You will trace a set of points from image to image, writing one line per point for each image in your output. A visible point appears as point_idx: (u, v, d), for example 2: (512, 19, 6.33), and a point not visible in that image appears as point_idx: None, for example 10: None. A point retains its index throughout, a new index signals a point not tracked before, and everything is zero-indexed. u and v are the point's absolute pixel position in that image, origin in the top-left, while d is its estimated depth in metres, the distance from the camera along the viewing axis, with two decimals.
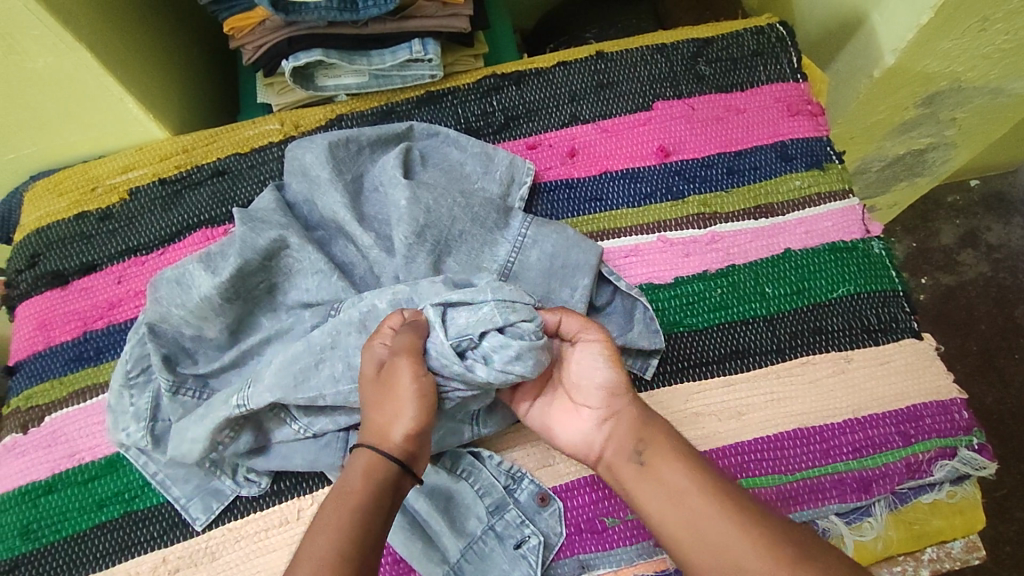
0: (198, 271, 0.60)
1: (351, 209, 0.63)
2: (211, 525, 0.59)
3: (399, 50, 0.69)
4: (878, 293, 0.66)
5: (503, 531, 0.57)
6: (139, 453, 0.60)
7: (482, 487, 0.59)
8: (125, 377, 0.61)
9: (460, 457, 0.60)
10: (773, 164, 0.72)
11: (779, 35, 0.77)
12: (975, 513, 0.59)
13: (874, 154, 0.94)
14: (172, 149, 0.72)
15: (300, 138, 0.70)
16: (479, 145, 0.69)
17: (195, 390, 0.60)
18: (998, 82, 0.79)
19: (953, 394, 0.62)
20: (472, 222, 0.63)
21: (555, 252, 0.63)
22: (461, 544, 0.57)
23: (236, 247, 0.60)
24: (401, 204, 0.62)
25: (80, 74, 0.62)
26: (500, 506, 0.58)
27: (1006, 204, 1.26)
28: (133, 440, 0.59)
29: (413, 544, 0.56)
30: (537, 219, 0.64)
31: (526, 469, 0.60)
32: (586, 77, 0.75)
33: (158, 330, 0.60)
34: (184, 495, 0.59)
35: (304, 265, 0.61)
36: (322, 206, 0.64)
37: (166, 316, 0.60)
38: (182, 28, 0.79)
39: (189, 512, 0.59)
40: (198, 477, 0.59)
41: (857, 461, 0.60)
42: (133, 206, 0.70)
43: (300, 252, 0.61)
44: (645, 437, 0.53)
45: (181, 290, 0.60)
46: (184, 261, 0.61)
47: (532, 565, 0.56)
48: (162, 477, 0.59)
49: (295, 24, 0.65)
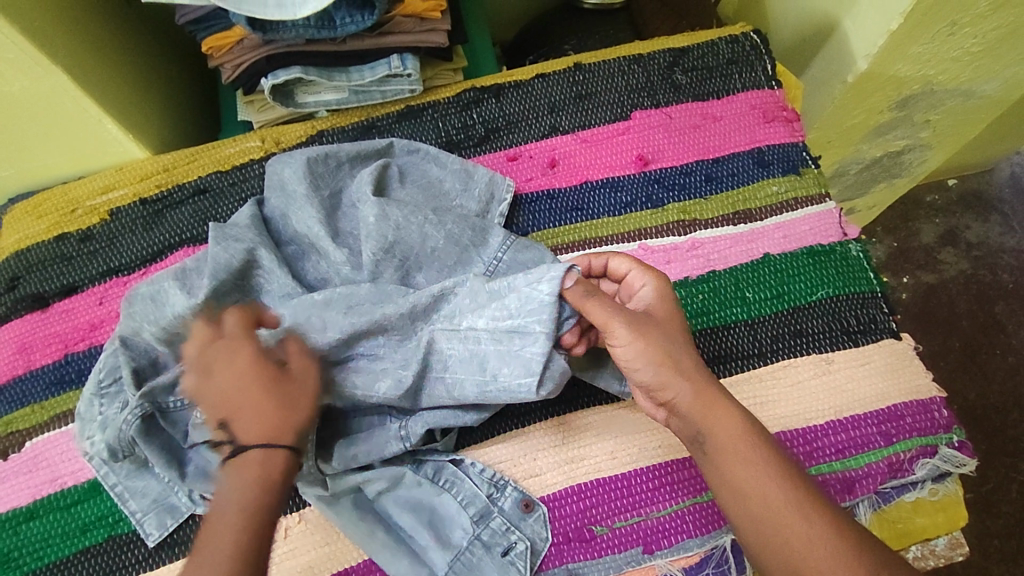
0: (172, 288, 0.60)
1: (326, 225, 0.64)
2: (163, 542, 0.59)
3: (378, 65, 0.70)
4: (857, 294, 0.67)
5: (489, 540, 0.57)
6: (102, 463, 0.59)
7: (466, 498, 0.59)
8: (97, 386, 0.60)
9: (443, 466, 0.60)
10: (750, 170, 0.73)
11: (753, 43, 0.78)
12: (958, 510, 0.60)
13: (851, 157, 0.96)
14: (153, 168, 0.72)
15: (279, 154, 0.70)
16: (458, 162, 0.69)
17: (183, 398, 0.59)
18: (969, 84, 0.80)
19: (932, 393, 0.63)
20: (447, 240, 0.64)
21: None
22: (449, 555, 0.57)
23: (208, 265, 0.60)
24: (372, 219, 0.62)
25: (58, 97, 0.62)
26: (484, 514, 0.58)
27: (983, 203, 1.28)
28: (97, 449, 0.58)
29: (400, 560, 0.56)
30: (515, 243, 0.64)
31: (509, 478, 0.60)
32: (565, 88, 0.76)
33: (130, 343, 0.60)
34: (140, 510, 0.59)
35: (272, 282, 0.62)
36: (297, 222, 0.64)
37: (138, 330, 0.60)
38: (160, 47, 0.79)
39: (146, 528, 0.58)
40: (156, 492, 0.59)
41: (841, 461, 0.60)
42: (114, 226, 0.70)
43: (269, 269, 0.62)
44: (722, 418, 0.52)
45: (155, 306, 0.60)
46: (159, 276, 0.62)
47: (521, 570, 0.56)
48: (121, 489, 0.59)
49: (274, 43, 0.65)
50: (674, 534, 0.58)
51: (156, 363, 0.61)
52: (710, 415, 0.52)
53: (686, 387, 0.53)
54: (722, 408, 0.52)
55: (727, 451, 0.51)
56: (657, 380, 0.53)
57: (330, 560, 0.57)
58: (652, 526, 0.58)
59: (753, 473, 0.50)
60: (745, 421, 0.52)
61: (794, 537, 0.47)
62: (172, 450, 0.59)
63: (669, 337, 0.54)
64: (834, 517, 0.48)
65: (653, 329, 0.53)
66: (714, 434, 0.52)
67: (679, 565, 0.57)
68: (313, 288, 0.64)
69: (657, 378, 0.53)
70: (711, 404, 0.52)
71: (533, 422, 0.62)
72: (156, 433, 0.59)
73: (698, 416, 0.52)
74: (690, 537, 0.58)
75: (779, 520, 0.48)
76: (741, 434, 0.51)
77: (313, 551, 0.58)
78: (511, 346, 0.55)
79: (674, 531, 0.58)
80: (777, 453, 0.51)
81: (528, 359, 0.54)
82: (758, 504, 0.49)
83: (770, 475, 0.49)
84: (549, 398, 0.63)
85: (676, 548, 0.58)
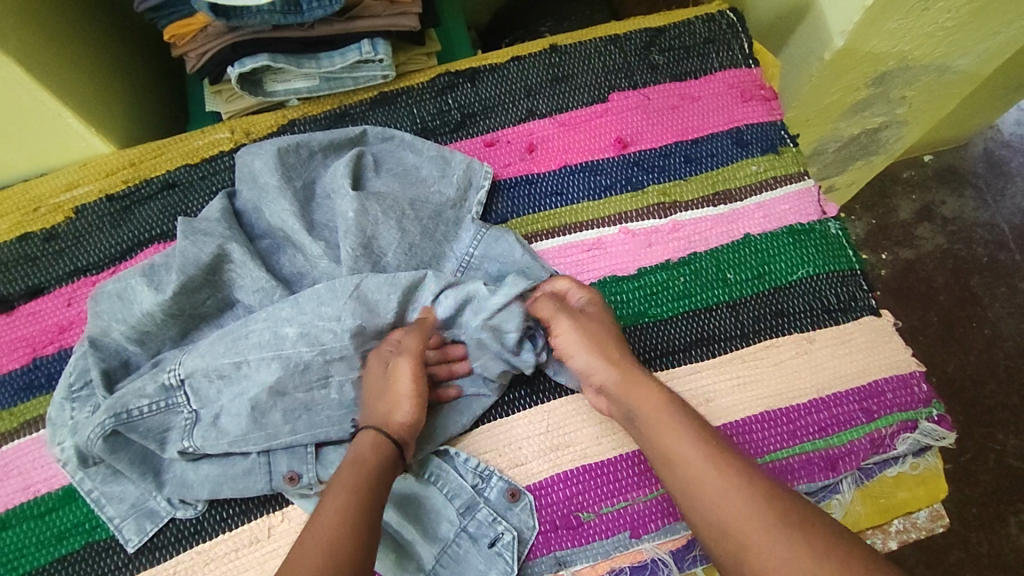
0: (139, 285, 0.60)
1: (300, 217, 0.63)
2: (144, 547, 0.57)
3: (349, 51, 0.67)
4: (837, 272, 0.67)
5: (476, 532, 0.57)
6: (77, 469, 0.58)
7: (452, 491, 0.58)
8: (68, 390, 0.59)
9: (427, 459, 0.59)
10: (729, 150, 0.72)
11: (729, 21, 0.77)
12: (938, 483, 0.61)
13: (830, 135, 0.96)
14: (118, 163, 0.70)
15: (248, 144, 0.68)
16: (434, 148, 0.68)
17: (160, 399, 0.57)
18: (943, 59, 0.80)
19: (912, 368, 0.64)
20: (422, 234, 0.64)
21: (500, 274, 0.65)
22: (435, 550, 0.56)
23: (176, 260, 0.59)
24: (351, 214, 0.62)
25: (13, 91, 0.59)
26: (470, 506, 0.58)
27: (958, 177, 1.30)
28: (67, 455, 0.57)
29: (387, 556, 0.55)
30: (487, 236, 0.65)
31: (495, 467, 0.59)
32: (541, 71, 0.75)
33: (100, 343, 0.59)
34: (118, 515, 0.57)
35: (245, 277, 0.61)
36: (271, 214, 0.63)
37: (106, 329, 0.59)
38: (118, 36, 0.76)
39: (124, 534, 0.57)
40: (135, 496, 0.58)
41: (824, 439, 0.61)
42: (80, 224, 0.68)
43: (241, 264, 0.60)
44: (640, 397, 0.55)
45: (122, 304, 0.60)
46: (126, 273, 0.61)
47: (508, 561, 0.56)
48: (97, 494, 0.58)
49: (239, 30, 0.63)
50: (661, 518, 0.58)
51: (128, 363, 0.60)
52: (632, 393, 0.55)
53: (612, 372, 0.57)
54: (642, 389, 0.56)
55: (649, 424, 0.54)
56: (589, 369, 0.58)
57: None
58: (639, 511, 0.58)
59: (681, 447, 0.52)
60: (667, 411, 0.54)
61: (709, 497, 0.49)
62: (144, 461, 0.58)
63: (604, 335, 0.59)
64: (749, 473, 0.50)
65: (591, 334, 0.58)
66: (635, 411, 0.55)
67: (666, 547, 0.58)
68: (289, 282, 0.63)
69: (589, 366, 0.57)
70: (632, 384, 0.56)
71: (518, 410, 0.61)
72: (125, 447, 0.57)
73: (623, 394, 0.56)
74: (678, 520, 0.58)
75: (719, 496, 0.49)
76: (660, 406, 0.54)
77: None
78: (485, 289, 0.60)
79: (661, 514, 0.58)
80: (695, 421, 0.53)
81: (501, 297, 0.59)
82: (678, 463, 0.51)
83: (705, 462, 0.50)
84: (534, 386, 0.62)
85: (663, 532, 0.58)
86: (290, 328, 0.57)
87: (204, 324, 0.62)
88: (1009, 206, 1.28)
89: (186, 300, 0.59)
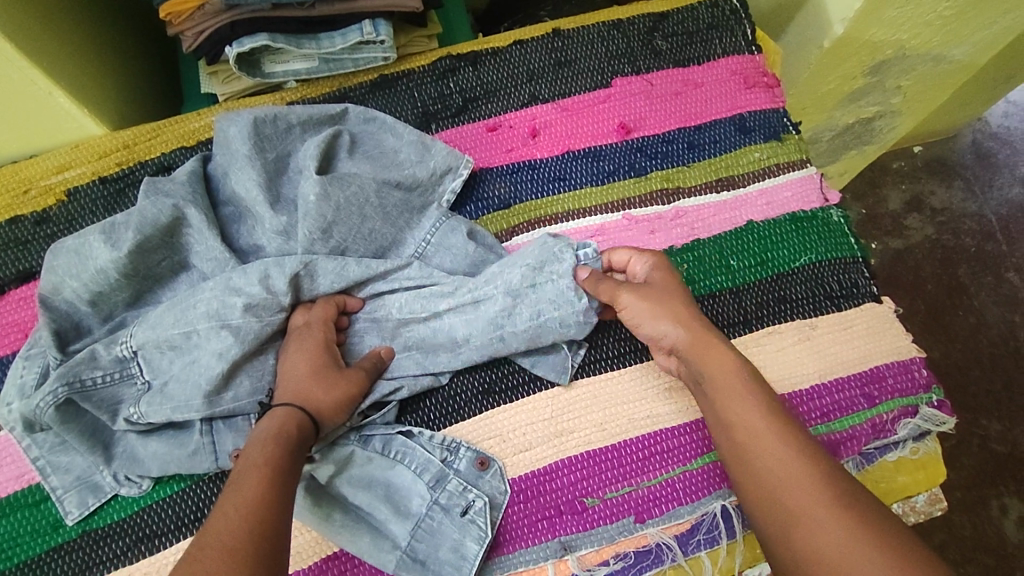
0: (96, 241, 0.58)
1: (265, 190, 0.61)
2: (84, 520, 0.57)
3: (350, 32, 0.66)
4: (838, 260, 0.68)
5: (448, 503, 0.57)
6: (24, 435, 0.57)
7: (419, 466, 0.58)
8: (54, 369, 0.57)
9: (393, 438, 0.59)
10: (732, 137, 0.72)
11: (732, 7, 0.77)
12: (937, 467, 0.62)
13: (824, 124, 0.96)
14: (112, 145, 0.68)
15: (226, 111, 0.66)
16: (415, 134, 0.67)
17: (114, 371, 0.56)
18: (940, 49, 0.81)
19: (912, 354, 0.65)
20: (384, 220, 0.63)
21: (454, 262, 0.64)
22: (408, 526, 0.56)
23: (133, 220, 0.59)
24: (312, 197, 0.60)
25: (2, 68, 0.57)
26: (439, 479, 0.58)
27: (947, 168, 1.31)
28: (14, 417, 0.56)
29: (362, 539, 0.55)
30: (445, 225, 0.64)
31: (461, 439, 0.59)
32: (544, 55, 0.74)
33: (51, 303, 0.58)
34: (62, 486, 0.57)
35: (201, 241, 0.60)
36: (236, 182, 0.62)
37: (58, 287, 0.58)
38: (112, 13, 0.74)
39: (65, 506, 0.57)
40: (81, 468, 0.57)
41: (826, 425, 0.61)
42: (71, 208, 0.66)
43: (198, 229, 0.60)
44: (717, 359, 0.54)
45: (79, 259, 0.58)
46: (87, 229, 0.59)
47: (482, 528, 0.56)
48: (43, 463, 0.57)
49: (237, 8, 0.62)
50: (664, 502, 0.59)
51: (80, 326, 0.59)
52: (708, 356, 0.54)
53: (681, 331, 0.55)
54: (721, 354, 0.54)
55: (722, 391, 0.52)
56: (657, 331, 0.56)
57: (318, 544, 0.56)
58: (643, 495, 0.59)
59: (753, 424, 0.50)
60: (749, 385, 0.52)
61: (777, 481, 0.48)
62: (94, 433, 0.57)
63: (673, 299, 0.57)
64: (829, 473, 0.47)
65: (657, 294, 0.57)
66: (707, 374, 0.54)
67: (671, 532, 0.58)
68: (245, 254, 0.63)
69: (656, 329, 0.56)
70: (707, 346, 0.54)
71: (520, 397, 0.61)
72: (76, 418, 0.56)
73: (698, 354, 0.54)
74: (681, 504, 0.59)
75: (764, 457, 0.49)
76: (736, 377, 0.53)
77: (298, 537, 0.56)
78: (477, 313, 0.59)
79: (665, 498, 0.59)
80: (771, 397, 0.52)
81: (496, 317, 0.59)
82: (749, 439, 0.50)
83: (782, 445, 0.49)
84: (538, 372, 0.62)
85: (666, 517, 0.58)
86: (238, 300, 0.56)
87: (160, 285, 0.61)
88: (996, 197, 1.29)
89: (142, 260, 0.59)
